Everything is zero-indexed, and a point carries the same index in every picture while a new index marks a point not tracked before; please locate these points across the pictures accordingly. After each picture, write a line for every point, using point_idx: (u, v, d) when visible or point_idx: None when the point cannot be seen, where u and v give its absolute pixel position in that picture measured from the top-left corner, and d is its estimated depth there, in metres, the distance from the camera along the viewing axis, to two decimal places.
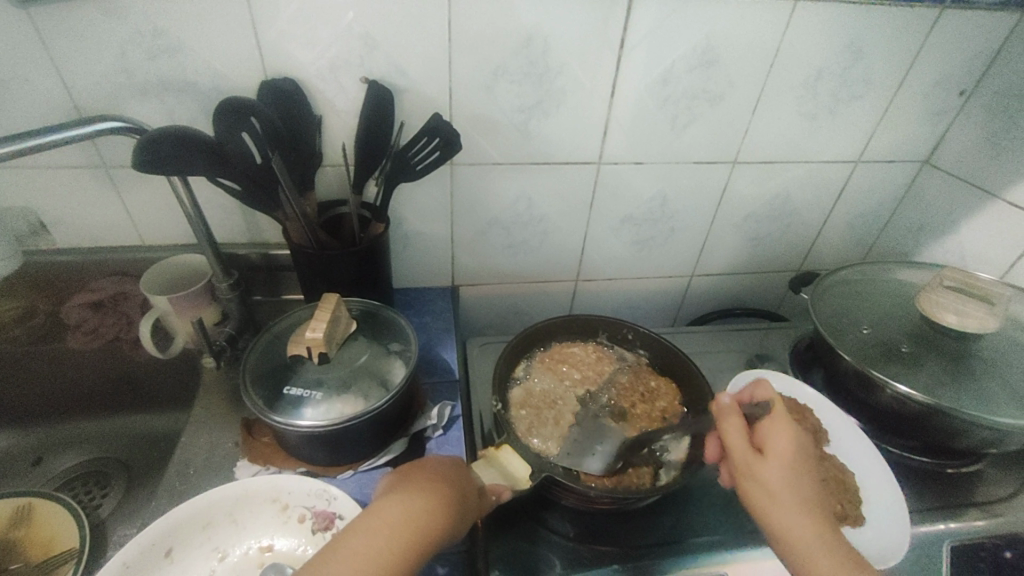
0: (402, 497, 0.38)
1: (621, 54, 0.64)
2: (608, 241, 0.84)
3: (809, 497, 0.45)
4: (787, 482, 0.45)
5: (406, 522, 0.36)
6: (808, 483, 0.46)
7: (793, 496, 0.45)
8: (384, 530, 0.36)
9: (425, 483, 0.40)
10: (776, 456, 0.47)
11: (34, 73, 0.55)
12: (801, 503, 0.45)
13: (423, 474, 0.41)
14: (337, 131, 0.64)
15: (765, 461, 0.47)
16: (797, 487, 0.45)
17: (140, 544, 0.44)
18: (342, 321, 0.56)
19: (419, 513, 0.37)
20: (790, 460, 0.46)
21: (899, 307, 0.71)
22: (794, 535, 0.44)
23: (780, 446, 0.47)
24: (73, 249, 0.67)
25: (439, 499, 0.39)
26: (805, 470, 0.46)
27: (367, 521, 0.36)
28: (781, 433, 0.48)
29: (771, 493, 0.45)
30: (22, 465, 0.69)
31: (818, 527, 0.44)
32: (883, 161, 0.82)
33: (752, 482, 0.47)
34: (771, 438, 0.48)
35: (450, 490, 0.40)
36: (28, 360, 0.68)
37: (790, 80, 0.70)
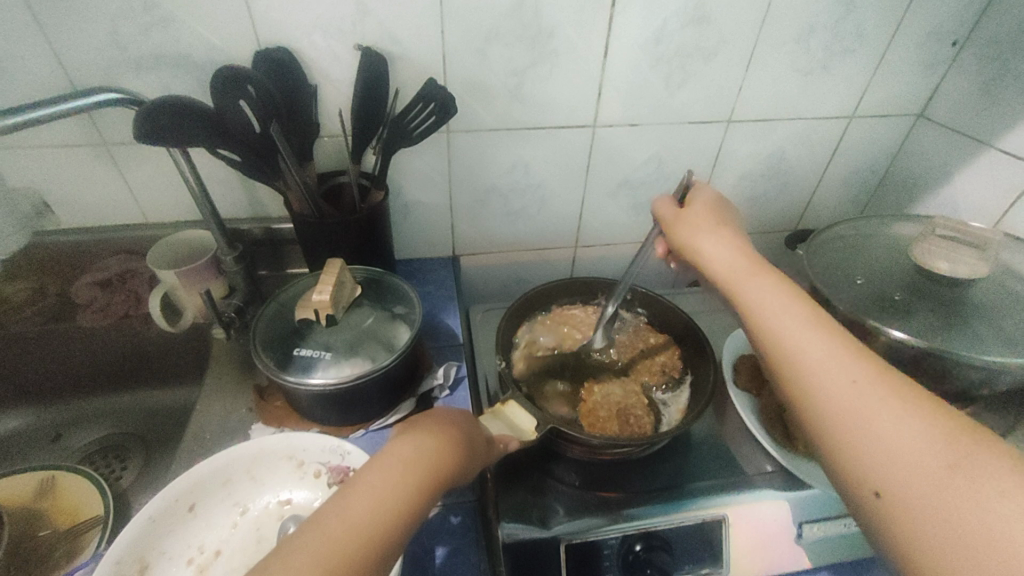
0: (413, 439, 0.40)
1: (611, 13, 0.64)
2: (606, 206, 0.85)
3: (729, 235, 0.52)
4: (715, 227, 0.53)
5: (419, 461, 0.38)
6: (730, 232, 0.53)
7: (711, 237, 0.52)
8: (399, 468, 0.37)
9: (435, 427, 0.41)
10: (697, 213, 0.55)
11: (30, 51, 0.56)
12: (725, 239, 0.52)
13: (431, 418, 0.43)
14: (332, 100, 0.65)
15: (685, 219, 0.55)
16: (717, 230, 0.53)
17: (164, 500, 0.46)
18: (347, 285, 0.58)
19: (431, 453, 0.39)
20: (710, 220, 0.54)
21: (894, 259, 0.72)
22: (717, 258, 0.51)
23: (697, 209, 0.55)
24: (79, 229, 0.68)
25: (448, 442, 0.41)
26: (723, 226, 0.53)
27: (382, 460, 0.38)
28: (698, 202, 0.56)
29: (696, 231, 0.53)
30: (42, 442, 0.71)
31: (739, 254, 0.50)
32: (877, 116, 0.83)
33: (680, 231, 0.55)
34: (693, 197, 0.57)
35: (459, 433, 0.42)
36: (41, 340, 0.69)
37: (782, 35, 0.70)
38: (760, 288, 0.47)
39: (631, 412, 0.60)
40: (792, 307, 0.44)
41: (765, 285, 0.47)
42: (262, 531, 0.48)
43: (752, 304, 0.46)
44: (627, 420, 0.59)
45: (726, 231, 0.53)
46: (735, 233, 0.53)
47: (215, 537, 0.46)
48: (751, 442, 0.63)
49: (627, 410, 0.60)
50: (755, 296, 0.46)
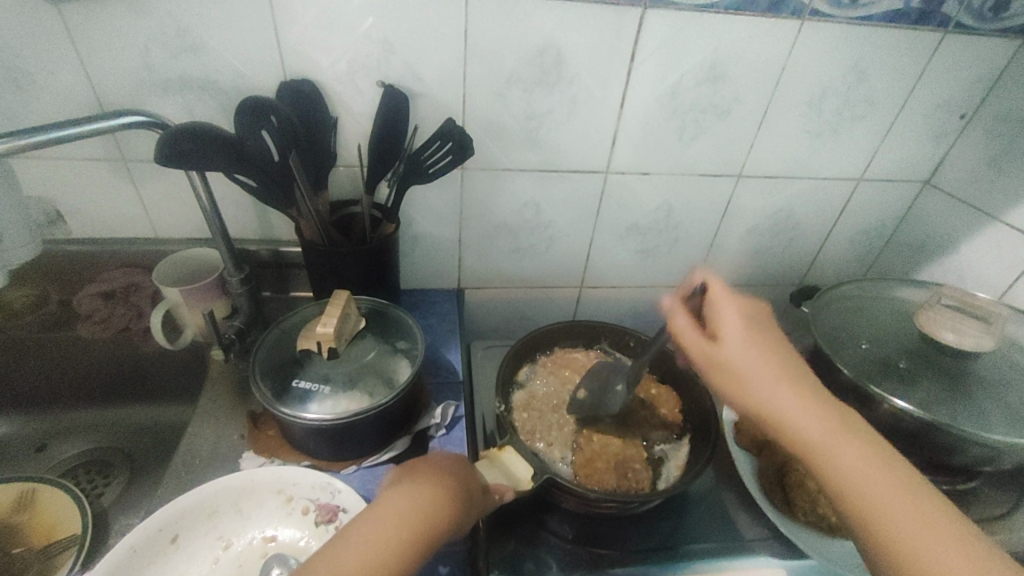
0: (409, 488, 0.39)
1: (630, 66, 0.66)
2: (613, 249, 0.85)
3: (794, 382, 0.44)
4: (772, 369, 0.45)
5: (414, 511, 0.37)
6: (792, 379, 0.44)
7: (775, 391, 0.44)
8: (393, 517, 0.37)
9: (432, 475, 0.41)
10: (729, 338, 0.47)
11: (61, 65, 0.57)
12: (789, 387, 0.44)
13: (428, 466, 0.42)
14: (351, 132, 0.66)
15: (736, 362, 0.45)
16: (780, 379, 0.44)
17: (147, 530, 0.45)
18: (351, 317, 0.57)
19: (427, 503, 0.38)
20: (767, 365, 0.45)
21: (898, 325, 0.72)
22: (788, 422, 0.43)
23: (744, 351, 0.46)
24: (88, 239, 0.68)
25: (444, 491, 0.40)
26: (782, 369, 0.45)
27: (375, 510, 0.37)
28: (740, 333, 0.46)
29: (736, 369, 0.45)
30: (26, 452, 0.69)
31: (808, 407, 0.43)
32: (885, 179, 0.84)
33: (715, 366, 0.47)
34: (718, 316, 0.48)
35: (455, 483, 0.41)
36: (37, 347, 0.69)
37: (794, 98, 0.72)
38: (848, 459, 0.40)
39: (629, 466, 0.59)
40: (886, 479, 0.39)
41: (845, 449, 0.41)
42: (243, 568, 0.46)
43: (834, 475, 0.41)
44: (624, 474, 0.58)
45: (790, 378, 0.44)
46: (798, 377, 0.45)
47: (195, 573, 0.45)
48: (749, 504, 0.61)
49: (624, 464, 0.59)
50: (849, 469, 0.40)
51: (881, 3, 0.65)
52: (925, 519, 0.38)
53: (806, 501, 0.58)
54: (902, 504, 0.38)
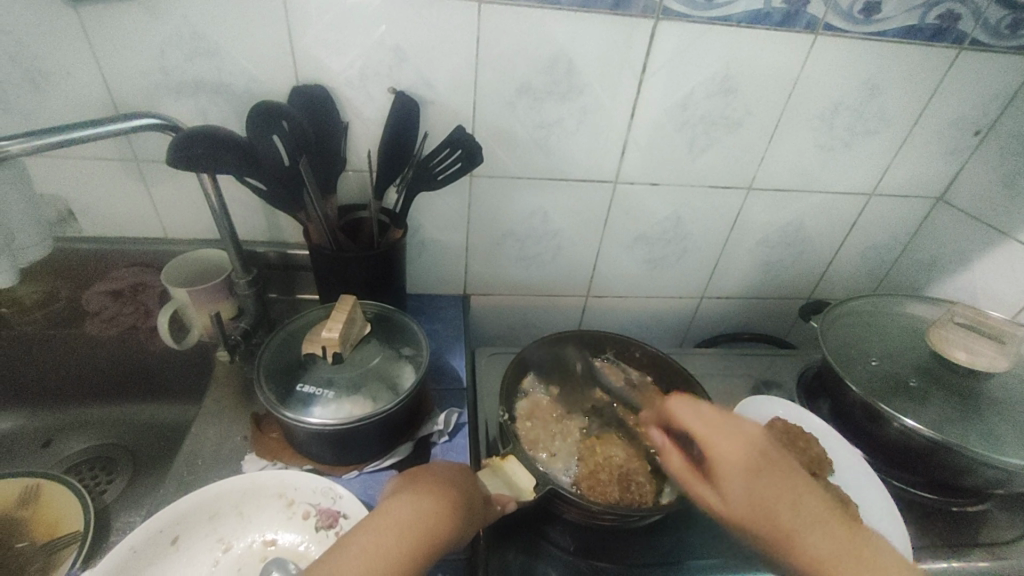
0: (410, 499, 0.39)
1: (642, 77, 0.66)
2: (621, 258, 0.85)
3: (767, 474, 0.43)
4: (750, 456, 0.44)
5: (415, 523, 0.37)
6: (764, 472, 0.43)
7: (746, 488, 0.43)
8: (394, 528, 0.36)
9: (433, 486, 0.41)
10: (728, 475, 0.44)
11: (78, 67, 0.57)
12: (757, 479, 0.43)
13: (429, 478, 0.42)
14: (361, 137, 0.66)
15: (718, 461, 0.44)
16: (752, 472, 0.43)
17: (148, 530, 0.45)
18: (357, 322, 0.57)
19: (427, 513, 0.38)
20: (743, 458, 0.44)
21: (909, 342, 0.71)
22: (762, 511, 0.42)
23: (728, 446, 0.44)
24: (99, 238, 0.69)
25: (445, 503, 0.40)
26: (758, 456, 0.44)
27: (376, 520, 0.37)
28: (706, 424, 0.46)
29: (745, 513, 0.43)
30: (33, 446, 0.70)
31: (809, 520, 0.42)
32: (897, 195, 0.83)
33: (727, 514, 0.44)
34: (712, 448, 0.45)
35: (456, 496, 0.41)
36: (45, 343, 0.70)
37: (806, 111, 0.72)
38: (812, 541, 0.41)
39: (633, 479, 0.58)
40: (840, 548, 0.41)
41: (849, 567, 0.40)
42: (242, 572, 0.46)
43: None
44: (627, 487, 0.57)
45: (760, 471, 0.43)
46: (771, 462, 0.44)
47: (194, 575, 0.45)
48: None
49: (628, 477, 0.58)
50: (815, 552, 0.41)
51: (896, 19, 0.65)
52: None
53: None
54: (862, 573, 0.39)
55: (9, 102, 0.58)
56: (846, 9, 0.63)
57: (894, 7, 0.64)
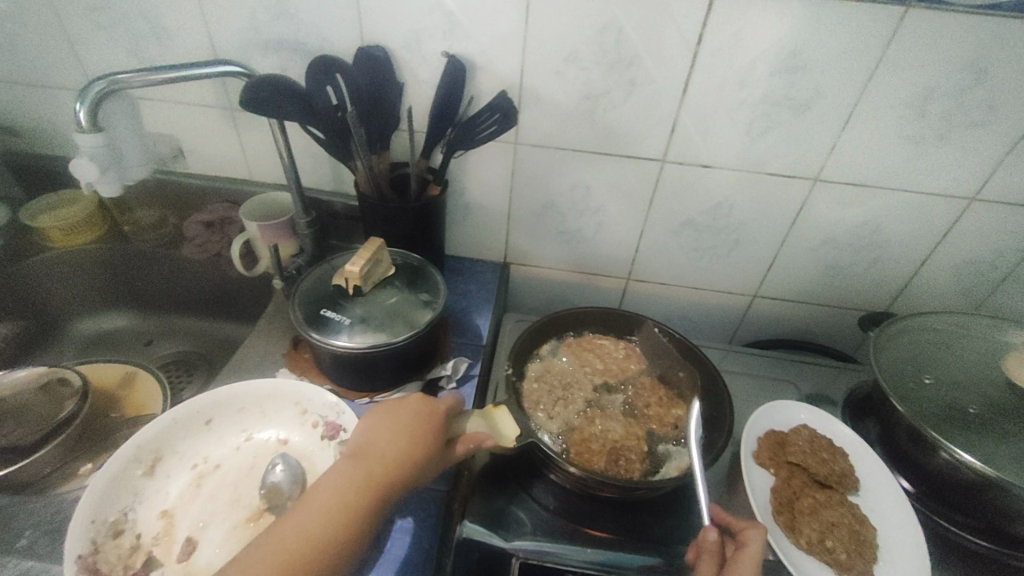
0: (370, 458, 0.43)
1: (697, 51, 0.63)
2: (666, 243, 0.82)
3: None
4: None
5: (354, 488, 0.41)
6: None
7: None
8: (350, 489, 0.40)
9: (390, 443, 0.44)
10: None
11: (190, 23, 0.68)
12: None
13: (386, 438, 0.44)
14: (416, 98, 0.71)
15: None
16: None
17: (189, 408, 0.53)
18: (382, 263, 0.63)
19: (380, 475, 0.42)
20: None
21: (981, 365, 0.62)
22: None
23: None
24: (200, 175, 0.82)
25: (400, 463, 0.43)
26: None
27: (336, 479, 0.41)
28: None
29: None
30: (137, 344, 0.85)
31: None
32: (1006, 202, 0.71)
33: None
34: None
35: (407, 456, 0.44)
36: (153, 259, 0.84)
37: (889, 97, 0.64)
38: None
39: (623, 454, 0.58)
40: None
41: None
42: (256, 459, 0.53)
43: None
44: (616, 460, 0.57)
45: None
46: None
47: (219, 453, 0.53)
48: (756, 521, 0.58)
49: (619, 451, 0.58)
50: None
51: None
52: None
53: (813, 531, 0.53)
54: None
55: (140, 53, 0.71)
56: None
57: None
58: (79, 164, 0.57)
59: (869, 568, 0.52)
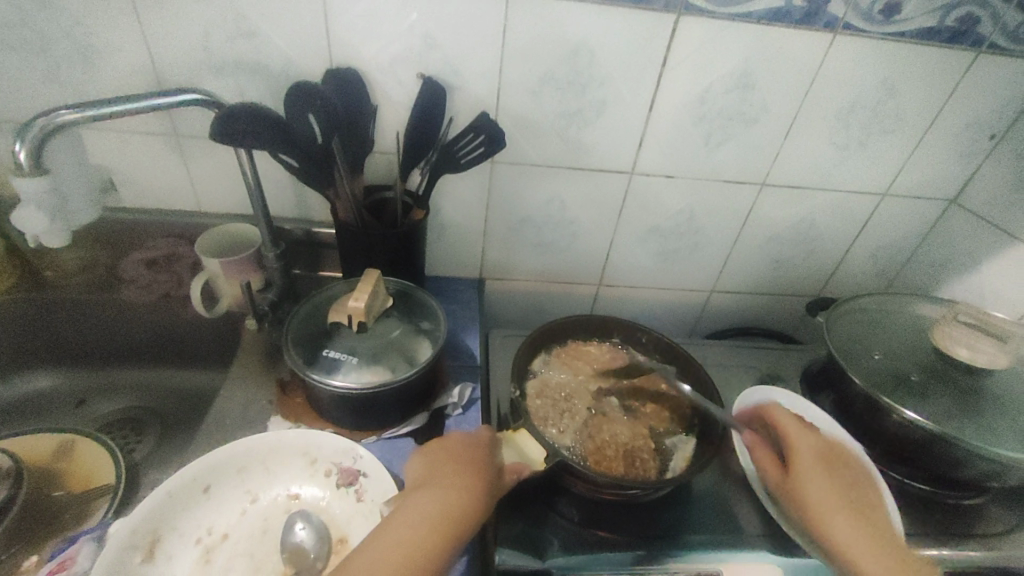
0: (437, 493, 0.43)
1: (662, 72, 0.68)
2: (634, 249, 0.87)
3: (834, 470, 0.54)
4: (831, 503, 0.51)
5: (429, 522, 0.41)
6: (836, 466, 0.54)
7: (815, 486, 0.52)
8: (425, 523, 0.40)
9: (452, 476, 0.45)
10: (804, 460, 0.54)
11: (126, 43, 0.61)
12: (836, 488, 0.52)
13: (447, 465, 0.46)
14: (389, 120, 0.69)
15: (800, 451, 0.55)
16: (824, 464, 0.54)
17: (183, 478, 0.48)
18: (380, 295, 0.60)
19: (450, 506, 0.42)
20: (818, 455, 0.54)
21: (913, 340, 0.72)
22: (817, 513, 0.51)
23: (807, 445, 0.55)
24: (137, 209, 0.73)
25: (468, 492, 0.44)
26: (823, 460, 0.54)
27: (407, 515, 0.41)
28: (814, 462, 0.54)
29: (808, 502, 0.52)
30: (66, 406, 0.74)
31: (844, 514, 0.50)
32: (910, 196, 0.84)
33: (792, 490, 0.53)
34: (799, 440, 0.55)
35: (474, 479, 0.45)
36: (82, 307, 0.73)
37: (821, 110, 0.73)
38: (835, 529, 0.49)
39: (637, 455, 0.61)
40: (869, 547, 0.48)
41: (850, 541, 0.48)
42: (268, 521, 0.49)
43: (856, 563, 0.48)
44: (631, 462, 0.60)
45: (832, 462, 0.54)
46: (809, 471, 0.53)
47: (224, 522, 0.48)
48: (753, 501, 0.63)
49: (633, 453, 0.61)
50: (838, 537, 0.49)
51: (915, 20, 0.66)
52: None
53: None
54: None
55: (62, 76, 0.62)
56: (866, 9, 0.64)
57: (913, 8, 0.65)
58: (26, 215, 0.53)
59: None
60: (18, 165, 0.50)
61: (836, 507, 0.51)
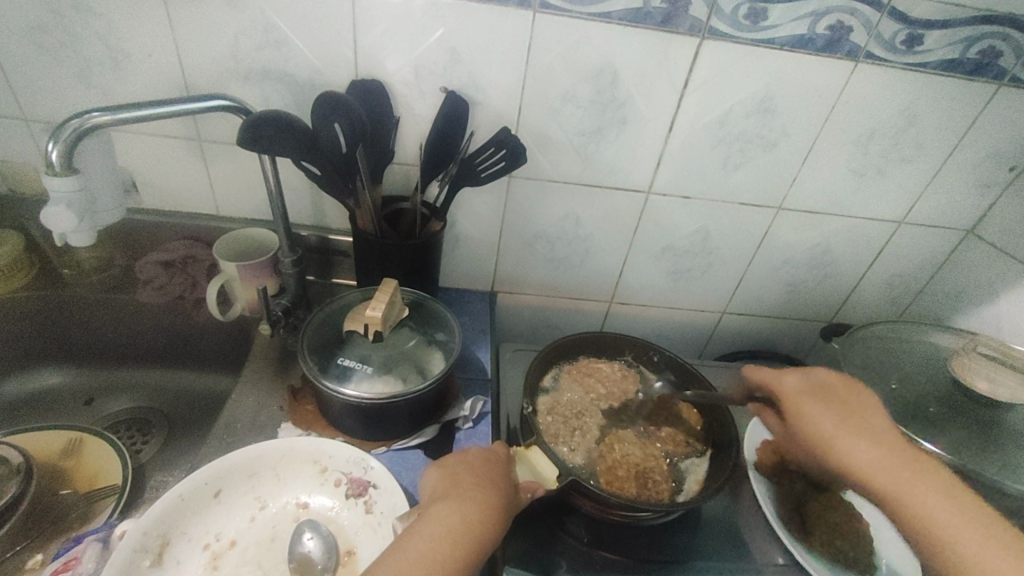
0: (459, 506, 0.42)
1: (683, 94, 0.68)
2: (647, 267, 0.87)
3: (826, 399, 0.53)
4: (833, 427, 0.50)
5: (452, 536, 0.40)
6: (827, 393, 0.53)
7: (817, 414, 0.52)
8: (448, 538, 0.40)
9: (474, 490, 0.44)
10: (798, 397, 0.54)
11: (156, 49, 0.62)
12: (834, 413, 0.51)
13: (470, 479, 0.45)
14: (411, 132, 0.70)
15: (787, 391, 0.55)
16: (812, 396, 0.53)
17: (195, 481, 0.48)
18: (396, 306, 0.60)
19: (472, 522, 0.41)
20: (805, 389, 0.54)
21: (929, 368, 0.71)
22: (828, 440, 0.50)
23: (791, 383, 0.55)
24: (157, 211, 0.73)
25: (490, 509, 0.43)
26: (817, 390, 0.54)
27: (429, 528, 0.40)
28: (803, 397, 0.54)
29: (817, 430, 0.51)
30: (75, 404, 0.74)
31: (856, 435, 0.49)
32: (927, 225, 0.84)
33: (801, 426, 0.53)
34: (783, 380, 0.56)
35: (495, 495, 0.44)
36: (98, 306, 0.74)
37: (840, 136, 0.73)
38: (851, 449, 0.49)
39: (650, 476, 0.60)
40: (886, 460, 0.47)
41: (866, 454, 0.48)
42: (276, 529, 0.49)
43: (881, 480, 0.47)
44: (644, 483, 0.59)
45: (820, 394, 0.54)
46: (807, 404, 0.53)
47: (232, 528, 0.48)
48: (765, 528, 0.62)
49: (646, 474, 0.60)
50: (855, 455, 0.48)
51: (937, 51, 0.66)
52: (950, 502, 0.45)
53: (822, 533, 0.59)
54: (914, 486, 0.46)
55: (93, 78, 0.63)
56: (888, 39, 0.65)
57: (936, 40, 0.65)
58: (55, 215, 0.53)
59: (872, 560, 0.57)
60: (48, 164, 0.51)
61: (848, 430, 0.50)
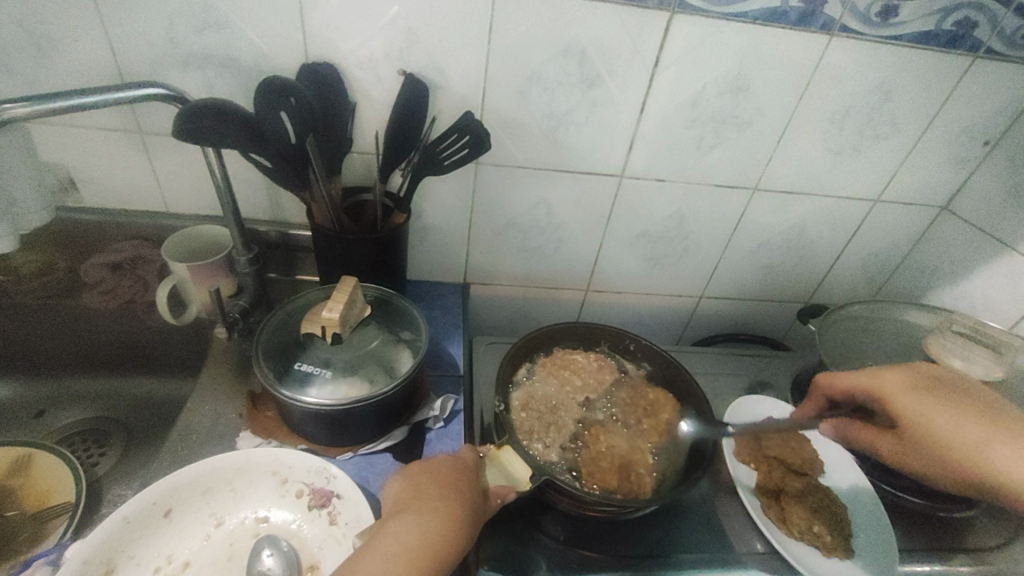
0: (418, 520, 0.40)
1: (654, 72, 0.65)
2: (623, 253, 0.84)
3: (945, 399, 0.51)
4: (979, 432, 0.48)
5: (408, 554, 0.38)
6: (937, 388, 0.52)
7: (953, 419, 0.49)
8: (403, 557, 0.38)
9: (436, 500, 0.42)
10: (911, 398, 0.52)
11: (83, 33, 0.57)
12: (960, 413, 0.50)
13: (433, 489, 0.43)
14: (369, 119, 0.66)
15: (892, 392, 0.53)
16: (924, 393, 0.52)
17: (142, 502, 0.45)
18: (357, 305, 0.57)
19: (432, 537, 0.39)
20: (914, 385, 0.52)
21: (905, 348, 0.71)
22: (976, 447, 0.48)
23: (893, 380, 0.54)
24: (98, 208, 0.69)
25: (453, 521, 0.41)
26: (924, 385, 0.52)
27: (385, 546, 0.38)
28: (917, 396, 0.52)
29: (966, 438, 0.48)
30: (24, 417, 0.69)
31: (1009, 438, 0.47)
32: (902, 202, 0.83)
33: (924, 436, 0.50)
34: (884, 379, 0.54)
35: (458, 505, 0.42)
36: (42, 313, 0.70)
37: (815, 114, 0.71)
38: (1013, 457, 0.46)
39: (633, 470, 0.58)
40: None
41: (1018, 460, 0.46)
42: (234, 547, 0.46)
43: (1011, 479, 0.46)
44: (618, 471, 0.58)
45: (927, 388, 0.52)
46: (923, 404, 0.51)
47: (186, 548, 0.45)
48: (744, 517, 0.61)
49: (628, 466, 0.58)
50: (1011, 463, 0.46)
51: (912, 24, 0.64)
52: None
53: (802, 520, 0.58)
54: None
55: (15, 67, 0.58)
56: (863, 11, 0.63)
57: (911, 12, 0.63)
58: None
59: (849, 544, 0.57)
60: None
61: (1003, 434, 0.48)
